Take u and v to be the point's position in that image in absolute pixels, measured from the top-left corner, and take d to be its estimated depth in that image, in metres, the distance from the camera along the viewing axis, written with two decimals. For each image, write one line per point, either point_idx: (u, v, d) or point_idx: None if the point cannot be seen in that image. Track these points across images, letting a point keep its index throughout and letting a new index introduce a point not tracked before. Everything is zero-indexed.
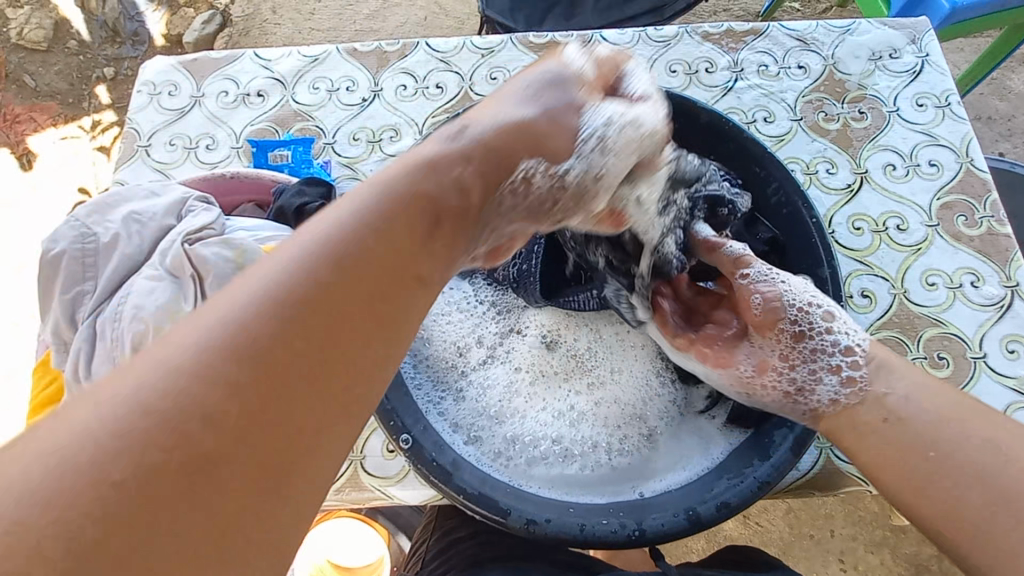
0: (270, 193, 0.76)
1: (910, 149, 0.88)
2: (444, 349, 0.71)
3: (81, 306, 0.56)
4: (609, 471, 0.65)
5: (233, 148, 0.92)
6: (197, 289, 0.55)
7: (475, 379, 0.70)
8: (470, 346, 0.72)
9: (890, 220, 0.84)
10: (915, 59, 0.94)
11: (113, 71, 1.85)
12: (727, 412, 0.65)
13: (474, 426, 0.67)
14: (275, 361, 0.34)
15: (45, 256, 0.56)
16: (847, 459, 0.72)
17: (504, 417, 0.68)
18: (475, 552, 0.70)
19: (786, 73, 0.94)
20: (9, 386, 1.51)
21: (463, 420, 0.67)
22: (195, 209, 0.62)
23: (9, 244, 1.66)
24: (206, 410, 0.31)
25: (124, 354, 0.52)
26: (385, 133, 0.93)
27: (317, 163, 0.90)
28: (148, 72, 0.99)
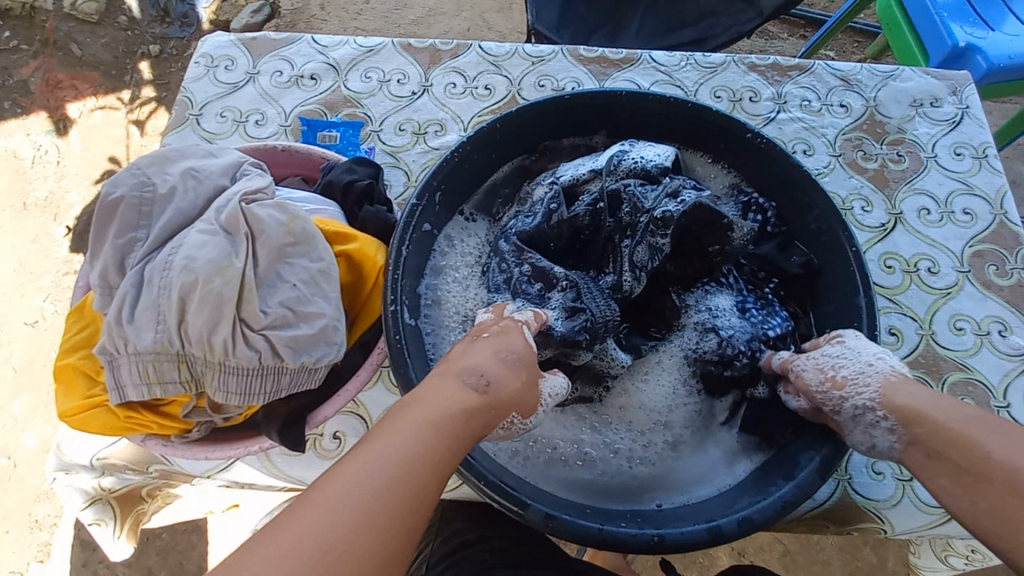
0: (317, 170, 0.77)
1: (946, 196, 0.89)
2: (453, 318, 0.72)
3: (132, 252, 0.57)
4: (630, 480, 0.65)
5: (281, 126, 0.94)
6: (249, 248, 0.56)
7: None
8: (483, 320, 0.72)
9: (922, 262, 0.84)
10: (956, 110, 0.96)
11: (158, 49, 1.90)
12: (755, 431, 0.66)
13: None
14: (420, 497, 0.42)
15: (104, 200, 0.58)
16: (864, 493, 0.71)
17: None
18: (485, 557, 0.70)
19: (828, 110, 0.96)
20: (15, 344, 1.51)
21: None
22: (250, 172, 0.63)
23: (34, 204, 1.69)
24: None
25: (170, 303, 0.53)
26: (431, 126, 0.95)
27: (362, 148, 0.92)
28: (207, 45, 1.01)
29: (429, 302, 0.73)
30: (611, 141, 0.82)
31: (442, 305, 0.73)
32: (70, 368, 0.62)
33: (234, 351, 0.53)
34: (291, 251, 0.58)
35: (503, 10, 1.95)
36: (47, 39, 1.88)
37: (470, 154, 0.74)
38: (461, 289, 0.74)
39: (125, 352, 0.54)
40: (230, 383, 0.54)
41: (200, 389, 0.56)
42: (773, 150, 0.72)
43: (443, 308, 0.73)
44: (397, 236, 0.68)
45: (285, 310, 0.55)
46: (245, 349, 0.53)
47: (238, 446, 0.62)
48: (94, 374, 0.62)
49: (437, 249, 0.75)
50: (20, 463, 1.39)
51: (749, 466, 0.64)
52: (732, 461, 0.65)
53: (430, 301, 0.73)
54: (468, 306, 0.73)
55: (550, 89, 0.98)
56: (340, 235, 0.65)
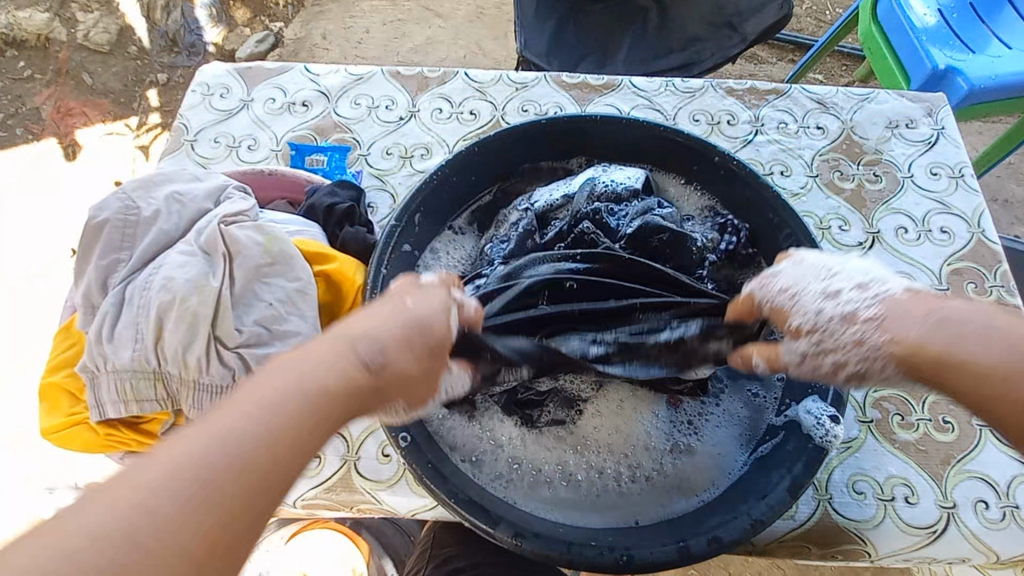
0: (303, 192, 0.79)
1: (923, 215, 0.90)
2: None
3: (115, 273, 0.59)
4: (616, 498, 0.63)
5: (272, 150, 0.97)
6: (227, 268, 0.57)
7: None
8: None
9: (900, 280, 0.85)
10: (931, 131, 0.98)
11: (165, 78, 1.96)
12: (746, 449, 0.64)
13: (471, 446, 0.66)
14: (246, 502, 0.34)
15: (90, 222, 0.60)
16: (845, 513, 0.71)
17: (501, 436, 0.67)
18: None
19: (804, 132, 0.98)
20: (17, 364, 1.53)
21: (464, 431, 0.66)
22: (233, 196, 0.65)
23: (40, 227, 1.72)
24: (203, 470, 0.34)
25: (148, 322, 0.54)
26: (417, 150, 0.97)
27: (350, 171, 0.95)
28: (204, 74, 1.05)
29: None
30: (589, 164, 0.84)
31: None
32: (54, 386, 0.63)
33: (208, 369, 0.54)
34: (268, 271, 0.59)
35: (499, 38, 2.01)
36: (59, 69, 1.95)
37: (448, 177, 0.76)
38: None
39: (104, 369, 0.55)
40: (205, 401, 0.55)
41: (176, 406, 0.57)
42: (742, 173, 0.75)
43: None
44: (376, 255, 0.70)
45: (260, 329, 0.57)
46: (219, 367, 0.54)
47: None
48: (76, 392, 0.63)
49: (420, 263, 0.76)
50: None
51: (725, 480, 0.63)
52: (724, 475, 0.63)
53: None
54: None
55: (533, 113, 1.00)
56: (319, 255, 0.67)
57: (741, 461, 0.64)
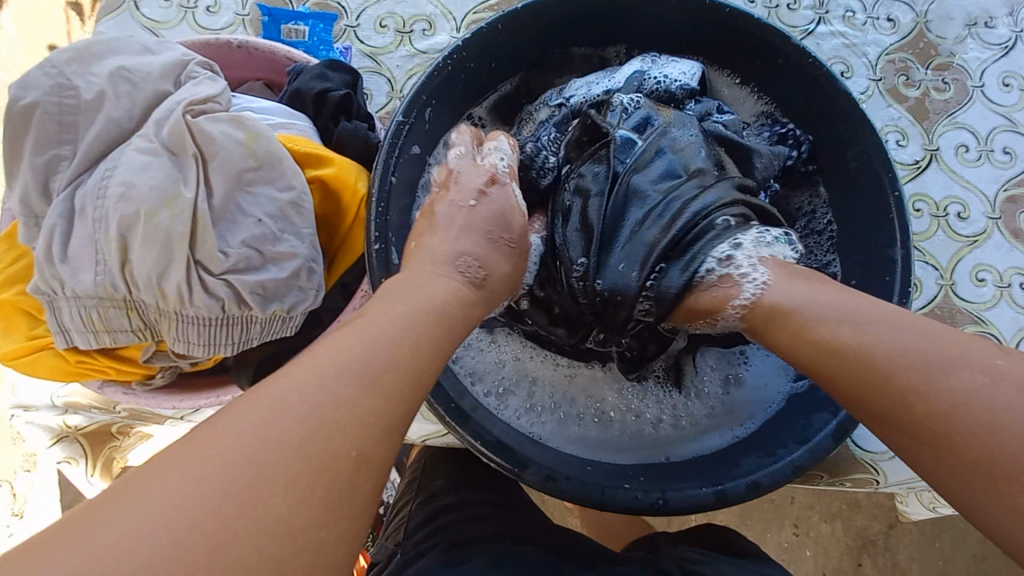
0: (284, 74, 0.65)
1: (987, 132, 0.81)
2: None
3: (57, 174, 0.47)
4: (650, 437, 0.61)
5: (238, 15, 0.79)
6: (201, 173, 0.46)
7: None
8: None
9: (952, 206, 0.79)
10: (1010, 33, 0.85)
11: None
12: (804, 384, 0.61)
13: (498, 379, 0.61)
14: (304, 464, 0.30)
15: (13, 105, 0.46)
16: (861, 445, 0.71)
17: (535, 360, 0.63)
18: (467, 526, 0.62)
19: (872, 25, 0.84)
20: None
21: (497, 361, 0.61)
22: (197, 76, 0.53)
23: None
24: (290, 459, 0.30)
25: (108, 240, 0.44)
26: (417, 24, 0.80)
27: (336, 47, 0.78)
28: None
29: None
30: (629, 56, 0.71)
31: None
32: (5, 305, 0.54)
33: (190, 299, 0.45)
34: (253, 177, 0.48)
35: None
36: None
37: (467, 64, 0.63)
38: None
39: (63, 294, 0.46)
40: (191, 333, 0.47)
41: (156, 338, 0.48)
42: (818, 72, 0.63)
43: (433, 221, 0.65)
44: (381, 160, 0.58)
45: (250, 250, 0.47)
46: (203, 295, 0.45)
47: (205, 395, 0.56)
48: (35, 312, 0.54)
49: (431, 152, 0.64)
50: None
51: (764, 413, 0.61)
52: (764, 409, 0.62)
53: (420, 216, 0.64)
54: None
55: None
56: (314, 158, 0.55)
57: (784, 390, 0.62)
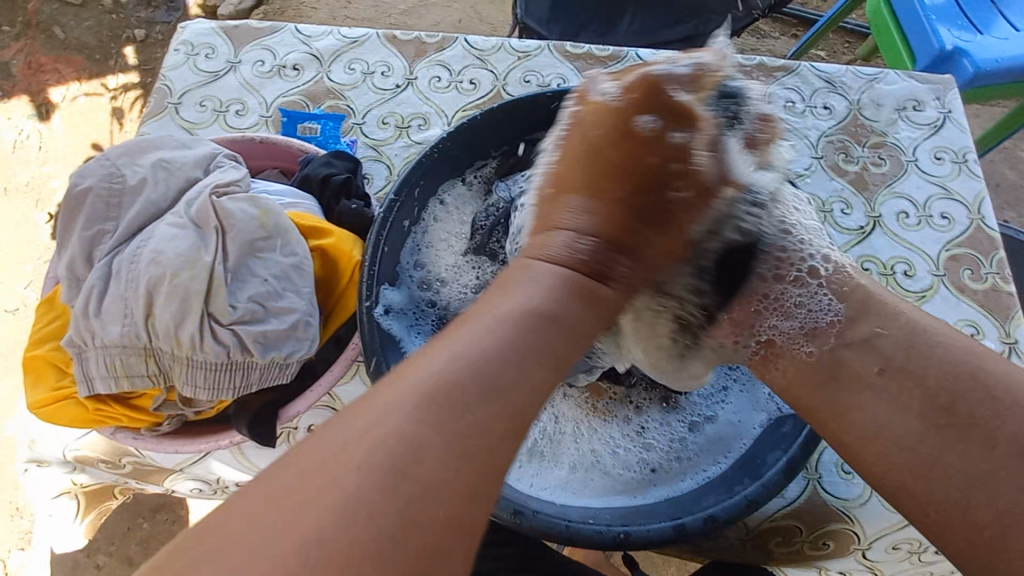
0: (296, 162, 0.76)
1: (923, 200, 0.90)
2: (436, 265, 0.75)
3: (99, 244, 0.56)
4: (620, 479, 0.65)
5: (262, 117, 0.93)
6: (220, 242, 0.55)
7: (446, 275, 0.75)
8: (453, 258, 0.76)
9: (898, 265, 0.86)
10: (937, 114, 0.97)
11: (144, 35, 2.09)
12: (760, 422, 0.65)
13: None
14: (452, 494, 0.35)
15: (72, 191, 0.57)
16: (834, 492, 0.73)
17: None
18: None
19: (811, 112, 0.96)
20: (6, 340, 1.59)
21: None
22: (224, 165, 0.62)
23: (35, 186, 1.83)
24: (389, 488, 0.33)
25: (137, 296, 0.52)
26: (414, 120, 0.94)
27: (344, 141, 0.91)
28: (189, 32, 0.99)
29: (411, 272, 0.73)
30: None
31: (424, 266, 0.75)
32: (40, 360, 0.62)
33: (201, 345, 0.52)
34: (263, 245, 0.57)
35: (496, 2, 2.14)
36: (30, 21, 2.06)
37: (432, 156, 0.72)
38: (450, 276, 0.76)
39: (92, 344, 0.53)
40: (198, 378, 0.54)
41: (169, 382, 0.55)
42: None
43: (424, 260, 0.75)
44: (373, 231, 0.67)
45: (256, 304, 0.55)
46: (213, 343, 0.53)
47: (208, 440, 0.62)
48: (64, 365, 0.62)
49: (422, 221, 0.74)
50: None
51: (738, 450, 0.64)
52: (725, 451, 0.65)
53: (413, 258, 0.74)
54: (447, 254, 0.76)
55: (536, 85, 0.97)
56: (315, 229, 0.65)
57: (759, 423, 0.66)
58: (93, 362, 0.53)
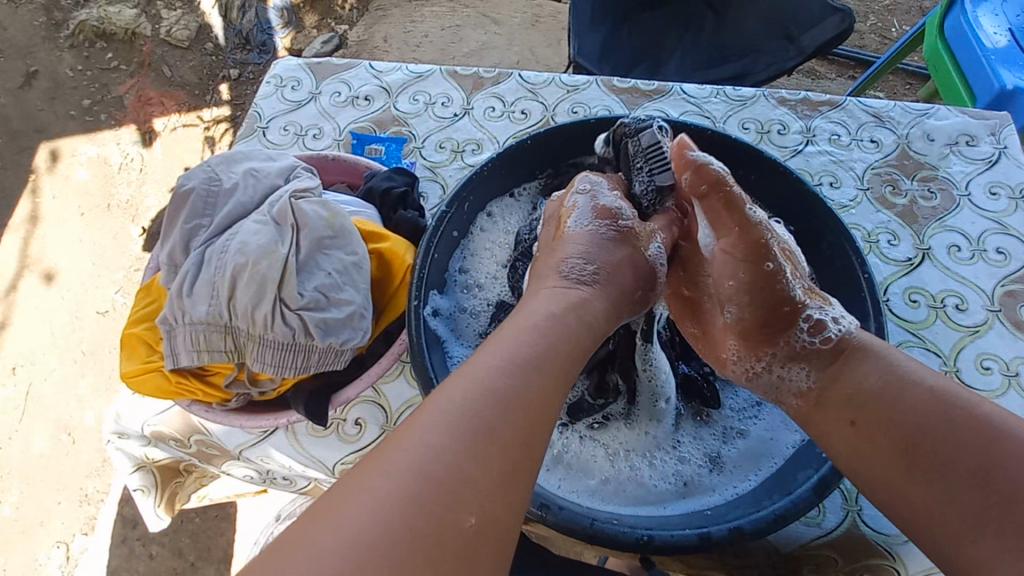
0: (362, 178, 0.85)
1: (978, 234, 0.88)
2: (480, 275, 0.81)
3: (196, 237, 0.65)
4: (647, 490, 0.65)
5: (335, 140, 1.04)
6: (294, 238, 0.63)
7: (487, 284, 0.81)
8: (496, 271, 0.82)
9: (949, 298, 0.84)
10: (993, 149, 0.95)
11: (237, 73, 2.35)
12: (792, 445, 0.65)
13: None
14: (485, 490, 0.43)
15: (178, 191, 0.67)
16: (873, 526, 0.71)
17: None
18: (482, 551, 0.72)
19: (857, 145, 0.97)
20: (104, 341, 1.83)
21: None
22: (301, 175, 0.71)
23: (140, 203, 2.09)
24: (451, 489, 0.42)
25: (223, 281, 0.60)
26: (468, 145, 1.02)
27: (404, 162, 1.01)
28: (279, 67, 1.14)
29: (456, 280, 0.79)
30: None
31: (469, 274, 0.81)
32: (135, 336, 0.71)
33: (272, 326, 0.60)
34: (329, 243, 0.65)
35: (552, 46, 2.27)
36: (143, 61, 2.37)
37: (483, 172, 0.79)
38: (493, 285, 0.81)
39: (182, 321, 0.61)
40: (267, 355, 0.61)
41: (241, 359, 0.62)
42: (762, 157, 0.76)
43: (470, 270, 0.81)
44: (425, 238, 0.74)
45: (320, 293, 0.62)
46: (282, 325, 0.60)
47: (269, 418, 0.68)
48: (153, 343, 0.71)
49: (468, 234, 0.81)
50: (76, 440, 1.70)
51: (769, 468, 0.64)
52: (755, 469, 0.65)
53: (459, 266, 0.80)
54: (491, 265, 0.82)
55: (583, 115, 1.04)
56: (375, 233, 0.72)
57: (792, 441, 0.66)
58: (181, 336, 0.61)
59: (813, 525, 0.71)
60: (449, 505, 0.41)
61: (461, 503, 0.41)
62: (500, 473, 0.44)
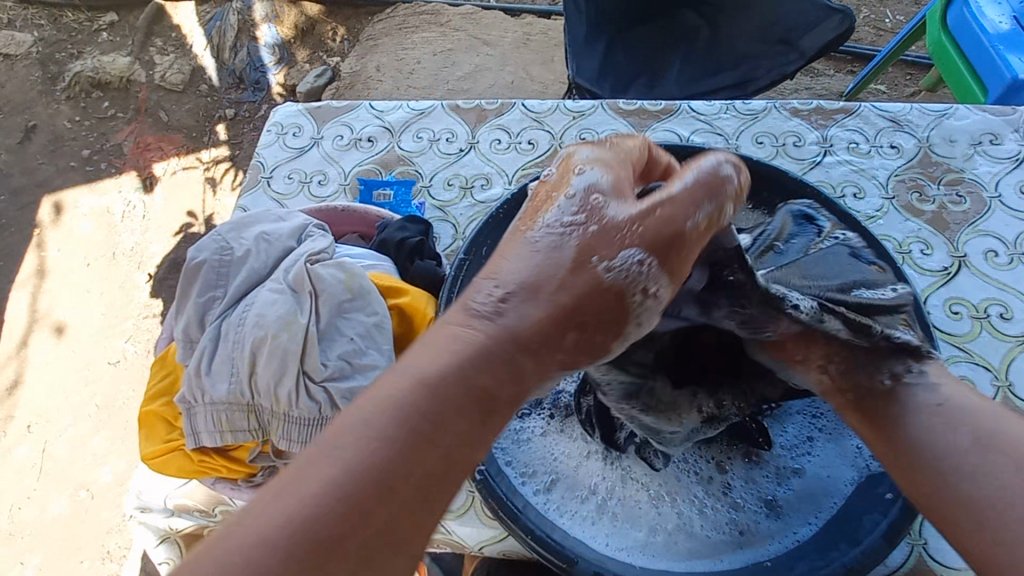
0: (374, 227, 0.83)
1: (1014, 237, 0.85)
2: None
3: (210, 309, 0.63)
4: (702, 542, 0.62)
5: (341, 185, 1.02)
6: (313, 305, 0.61)
7: None
8: None
9: (993, 307, 0.80)
10: (1019, 147, 0.92)
11: (233, 113, 2.35)
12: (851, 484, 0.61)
13: (547, 474, 0.66)
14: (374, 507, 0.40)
15: (189, 263, 0.65)
16: (942, 560, 0.66)
17: (579, 465, 0.67)
18: None
19: (877, 152, 0.95)
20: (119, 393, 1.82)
21: (550, 459, 0.68)
22: (314, 234, 0.69)
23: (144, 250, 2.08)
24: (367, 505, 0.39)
25: (243, 357, 0.58)
26: (477, 181, 1.00)
27: (413, 203, 0.98)
28: (279, 114, 1.12)
29: None
30: None
31: None
32: (153, 413, 0.68)
33: (297, 401, 0.57)
34: (349, 306, 0.62)
35: (545, 62, 2.26)
36: (140, 108, 2.37)
37: (498, 212, 0.76)
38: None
39: (202, 401, 0.59)
40: (293, 432, 0.58)
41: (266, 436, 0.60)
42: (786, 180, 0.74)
43: None
44: (446, 288, 0.71)
45: (344, 362, 0.59)
46: (306, 400, 0.57)
47: None
48: (172, 420, 0.68)
49: None
50: (94, 496, 1.67)
51: (830, 511, 0.60)
52: (815, 512, 0.61)
53: None
54: None
55: (591, 141, 1.01)
56: (393, 289, 0.69)
57: (850, 478, 0.62)
58: (202, 417, 0.59)
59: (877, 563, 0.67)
60: (350, 516, 0.39)
61: (387, 499, 0.40)
62: (428, 488, 0.42)
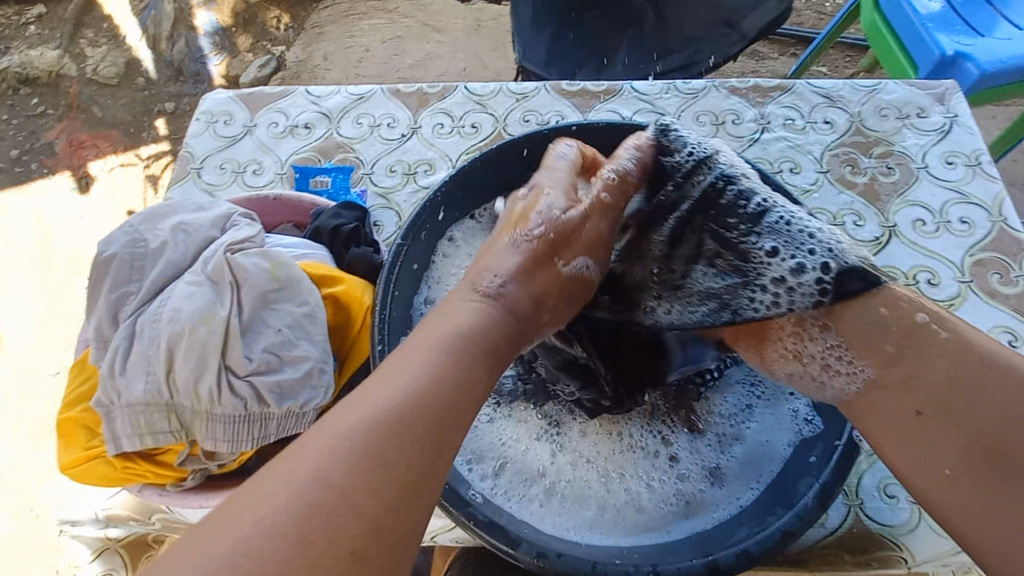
0: (308, 216, 0.80)
1: (940, 206, 0.88)
2: None
3: (124, 306, 0.59)
4: (644, 516, 0.62)
5: (278, 174, 0.98)
6: (234, 295, 0.57)
7: None
8: None
9: (921, 274, 0.83)
10: (943, 119, 0.96)
11: (172, 107, 2.23)
12: (792, 448, 0.63)
13: (493, 456, 0.66)
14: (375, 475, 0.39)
15: (99, 257, 0.60)
16: (876, 519, 0.68)
17: (526, 448, 0.67)
18: None
19: (812, 127, 0.97)
20: None
21: (495, 443, 0.67)
22: (239, 223, 0.65)
23: (82, 254, 1.96)
24: (369, 485, 0.38)
25: (159, 355, 0.55)
26: (420, 167, 0.97)
27: (354, 191, 0.95)
28: (208, 102, 1.06)
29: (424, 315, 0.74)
30: None
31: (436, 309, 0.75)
32: (72, 421, 0.64)
33: (219, 398, 0.54)
34: (277, 296, 0.59)
35: (497, 49, 2.24)
36: (70, 103, 2.22)
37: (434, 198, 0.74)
38: None
39: (117, 404, 0.55)
40: (217, 431, 0.55)
41: (189, 437, 0.56)
42: None
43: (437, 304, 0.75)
44: (383, 276, 0.69)
45: (271, 355, 0.57)
46: (230, 396, 0.54)
47: (230, 493, 0.62)
48: (92, 426, 0.63)
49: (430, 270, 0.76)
50: (41, 514, 1.56)
51: (768, 476, 0.62)
52: (755, 479, 0.62)
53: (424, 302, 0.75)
54: None
55: (535, 123, 1.00)
56: (328, 277, 0.67)
57: (788, 443, 0.63)
58: (117, 421, 0.55)
59: (817, 525, 0.69)
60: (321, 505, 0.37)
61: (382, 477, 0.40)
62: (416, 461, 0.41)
